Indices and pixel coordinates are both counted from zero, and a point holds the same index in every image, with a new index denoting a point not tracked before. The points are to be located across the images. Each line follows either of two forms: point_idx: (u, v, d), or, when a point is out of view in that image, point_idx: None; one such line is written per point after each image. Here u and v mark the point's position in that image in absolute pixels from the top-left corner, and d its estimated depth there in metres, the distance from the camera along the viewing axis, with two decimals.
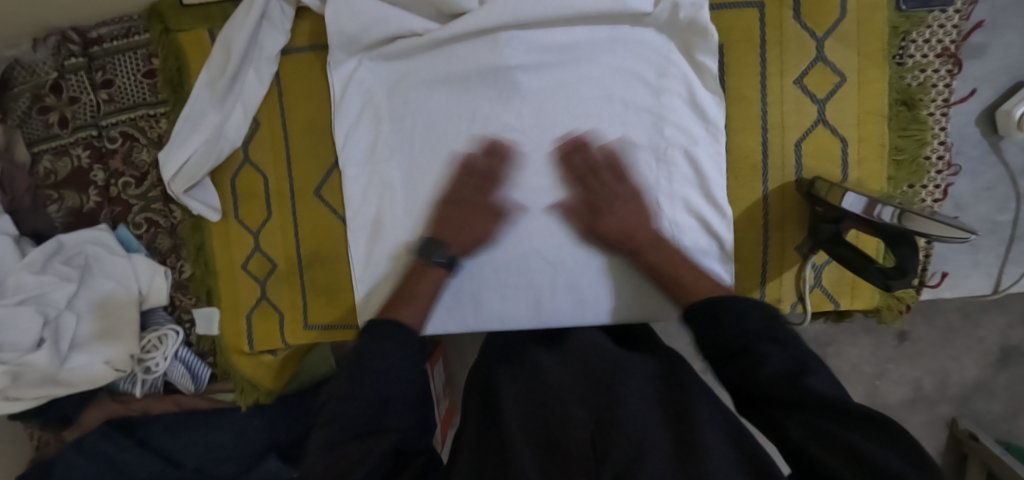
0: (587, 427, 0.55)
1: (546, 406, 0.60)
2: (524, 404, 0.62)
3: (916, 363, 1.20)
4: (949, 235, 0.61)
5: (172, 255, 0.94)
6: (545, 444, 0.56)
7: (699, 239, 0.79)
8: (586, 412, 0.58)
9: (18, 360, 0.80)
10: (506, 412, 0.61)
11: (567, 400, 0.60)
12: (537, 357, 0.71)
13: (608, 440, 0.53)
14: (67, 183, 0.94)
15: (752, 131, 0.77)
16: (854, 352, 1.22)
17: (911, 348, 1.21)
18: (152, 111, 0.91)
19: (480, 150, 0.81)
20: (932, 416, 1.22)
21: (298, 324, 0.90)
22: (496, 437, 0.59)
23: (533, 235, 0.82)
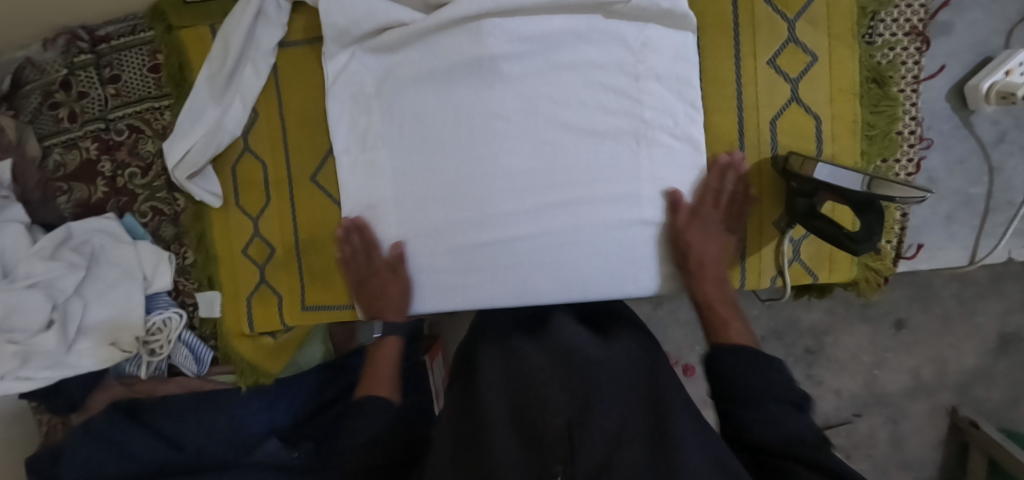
0: (563, 411, 0.60)
1: (524, 391, 0.64)
2: (506, 390, 0.66)
3: (914, 351, 1.23)
4: (908, 194, 0.63)
5: (176, 242, 0.98)
6: (525, 429, 0.61)
7: (675, 215, 0.82)
8: (564, 396, 0.61)
9: (27, 342, 0.83)
10: (486, 395, 0.65)
11: (542, 382, 0.64)
12: (516, 338, 0.75)
13: (584, 429, 0.57)
14: (77, 174, 0.99)
15: (729, 111, 0.80)
16: (852, 340, 1.25)
17: (908, 336, 1.24)
18: (157, 103, 0.96)
19: (468, 155, 0.84)
20: (933, 404, 1.25)
21: (296, 306, 0.93)
22: (476, 421, 0.64)
23: (518, 218, 0.85)
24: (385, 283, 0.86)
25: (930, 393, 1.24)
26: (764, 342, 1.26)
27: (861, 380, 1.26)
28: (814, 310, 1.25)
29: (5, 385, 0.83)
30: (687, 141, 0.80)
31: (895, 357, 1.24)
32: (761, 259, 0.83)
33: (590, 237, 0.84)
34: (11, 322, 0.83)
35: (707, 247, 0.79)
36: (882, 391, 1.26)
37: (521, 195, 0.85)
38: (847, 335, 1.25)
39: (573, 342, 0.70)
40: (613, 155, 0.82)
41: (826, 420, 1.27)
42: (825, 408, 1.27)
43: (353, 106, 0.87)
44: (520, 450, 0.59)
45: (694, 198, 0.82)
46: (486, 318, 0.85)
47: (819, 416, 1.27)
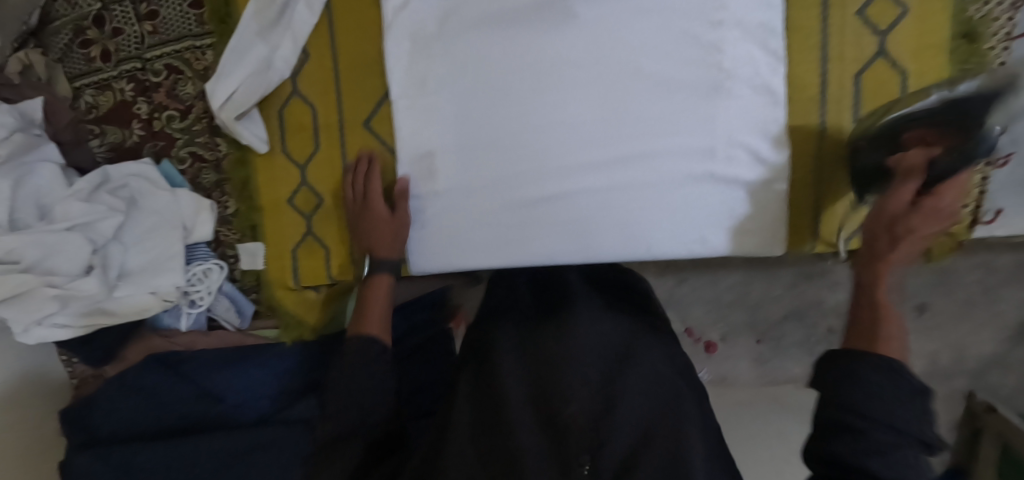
0: (585, 402, 0.59)
1: (544, 378, 0.64)
2: (525, 378, 0.66)
3: (933, 336, 1.17)
4: (989, 82, 0.56)
5: (216, 190, 0.93)
6: (543, 416, 0.60)
7: (748, 172, 0.79)
8: (583, 389, 0.61)
9: (67, 284, 0.79)
10: (507, 381, 0.65)
11: (560, 370, 0.64)
12: (538, 325, 0.74)
13: (606, 422, 0.57)
14: (109, 117, 0.94)
15: (811, 64, 0.77)
16: None
17: (929, 320, 1.17)
18: (198, 42, 0.90)
19: (541, 113, 0.81)
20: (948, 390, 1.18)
21: (344, 259, 0.90)
22: (495, 406, 0.64)
23: (582, 172, 0.82)
24: (379, 209, 0.83)
25: (948, 379, 1.18)
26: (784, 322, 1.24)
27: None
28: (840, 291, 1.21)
29: (42, 333, 0.80)
30: (766, 93, 0.77)
31: (915, 343, 1.18)
32: (833, 221, 0.81)
33: (658, 194, 0.81)
34: (50, 264, 0.79)
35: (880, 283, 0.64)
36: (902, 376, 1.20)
37: (588, 147, 0.81)
38: None
39: (586, 329, 0.69)
40: (686, 108, 0.78)
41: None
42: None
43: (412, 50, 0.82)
44: (539, 437, 0.58)
45: (773, 155, 0.79)
46: (502, 288, 0.86)
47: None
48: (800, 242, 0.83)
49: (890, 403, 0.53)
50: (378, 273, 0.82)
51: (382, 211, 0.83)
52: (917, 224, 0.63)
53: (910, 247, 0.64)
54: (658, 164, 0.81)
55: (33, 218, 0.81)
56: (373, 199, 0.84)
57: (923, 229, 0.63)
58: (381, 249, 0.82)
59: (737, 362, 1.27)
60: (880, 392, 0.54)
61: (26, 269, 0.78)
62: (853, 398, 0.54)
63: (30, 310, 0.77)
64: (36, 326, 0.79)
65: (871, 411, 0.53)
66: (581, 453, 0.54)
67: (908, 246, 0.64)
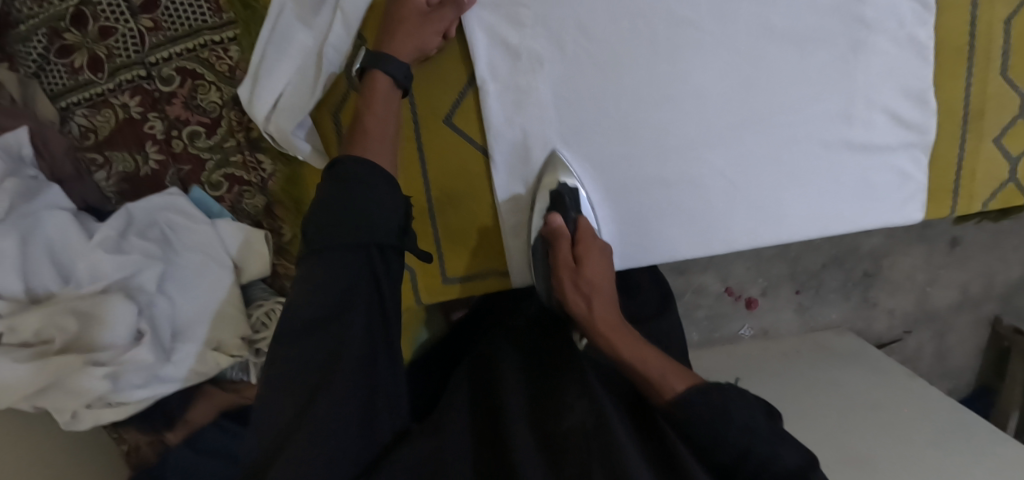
0: (581, 413, 0.56)
1: (548, 396, 0.62)
2: (527, 394, 0.63)
3: (966, 266, 1.17)
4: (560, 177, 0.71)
5: (267, 216, 0.78)
6: (540, 433, 0.57)
7: (887, 137, 0.72)
8: (584, 405, 0.58)
9: (120, 358, 0.66)
10: (507, 392, 0.63)
11: (566, 385, 0.62)
12: (541, 342, 0.73)
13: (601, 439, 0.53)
14: (113, 141, 0.77)
15: (961, 9, 0.69)
16: (909, 260, 1.17)
17: (961, 252, 1.16)
18: (217, 36, 0.73)
19: (656, 90, 0.69)
20: (976, 316, 1.20)
21: (434, 278, 0.78)
22: (499, 427, 0.59)
23: (707, 154, 0.72)
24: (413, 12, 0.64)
25: (976, 306, 1.20)
26: (824, 270, 1.16)
27: (912, 299, 1.19)
28: (875, 233, 1.16)
29: (95, 414, 0.67)
30: (907, 48, 0.68)
31: (948, 275, 1.18)
32: (976, 181, 0.75)
33: (792, 169, 0.73)
34: (90, 338, 0.65)
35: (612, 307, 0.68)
36: (933, 308, 1.20)
37: (714, 125, 0.71)
38: (906, 256, 1.16)
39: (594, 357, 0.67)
40: (822, 68, 0.69)
41: (877, 339, 1.21)
42: (877, 329, 1.20)
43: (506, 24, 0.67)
44: (540, 458, 0.54)
45: (915, 116, 0.71)
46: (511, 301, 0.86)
47: (871, 336, 1.21)
48: (941, 208, 0.77)
49: (726, 412, 0.54)
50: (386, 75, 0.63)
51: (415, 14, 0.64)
52: (599, 293, 0.68)
53: (610, 319, 0.67)
54: (762, 147, 0.72)
55: (55, 283, 0.67)
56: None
57: (602, 295, 0.68)
58: (395, 44, 0.64)
59: (780, 314, 1.18)
60: (742, 414, 0.54)
61: (61, 349, 0.65)
62: (684, 416, 0.55)
63: (75, 394, 0.65)
64: (86, 408, 0.67)
65: (738, 424, 0.53)
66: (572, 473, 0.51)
67: (605, 317, 0.67)
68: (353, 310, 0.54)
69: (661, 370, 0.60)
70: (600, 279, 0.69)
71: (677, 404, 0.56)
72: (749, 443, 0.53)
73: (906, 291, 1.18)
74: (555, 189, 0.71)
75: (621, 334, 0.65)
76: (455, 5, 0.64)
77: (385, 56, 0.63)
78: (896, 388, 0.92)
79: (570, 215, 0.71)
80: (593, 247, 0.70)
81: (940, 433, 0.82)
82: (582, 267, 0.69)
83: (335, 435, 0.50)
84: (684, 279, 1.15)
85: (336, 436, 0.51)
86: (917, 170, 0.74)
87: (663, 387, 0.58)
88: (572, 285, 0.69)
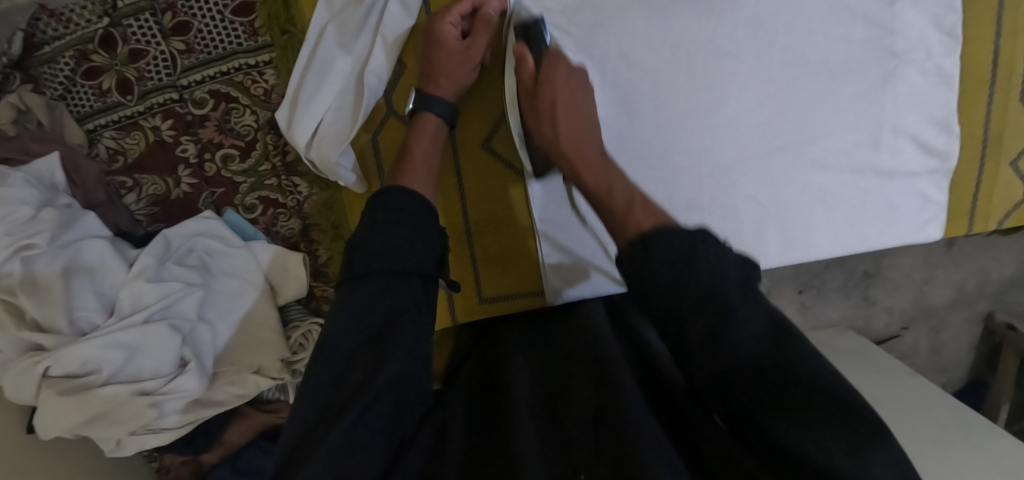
0: (591, 400, 0.52)
1: (557, 385, 0.57)
2: (535, 388, 0.58)
3: (961, 266, 1.20)
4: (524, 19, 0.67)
5: (303, 239, 0.79)
6: (550, 435, 0.49)
7: (912, 162, 0.74)
8: (594, 395, 0.52)
9: (164, 387, 0.66)
10: (513, 388, 0.57)
11: (578, 372, 0.58)
12: (548, 342, 0.68)
13: (608, 424, 0.47)
14: (144, 164, 0.77)
15: (985, 40, 0.71)
16: (907, 261, 1.20)
17: (957, 253, 1.20)
18: (252, 60, 0.72)
19: (695, 114, 0.70)
20: (970, 314, 1.24)
21: (472, 300, 0.79)
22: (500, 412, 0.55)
23: (747, 178, 0.73)
24: (456, 52, 0.66)
25: (972, 304, 1.23)
26: (825, 270, 1.20)
27: (910, 297, 1.22)
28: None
29: (138, 440, 0.68)
30: (933, 75, 0.70)
31: (945, 274, 1.21)
32: (993, 204, 0.78)
33: (824, 193, 0.75)
34: (136, 367, 0.66)
35: (582, 133, 0.64)
36: (930, 306, 1.23)
37: (750, 149, 0.72)
38: (903, 256, 1.20)
39: (607, 334, 0.64)
40: (856, 93, 0.71)
41: (877, 336, 1.24)
42: (876, 326, 1.23)
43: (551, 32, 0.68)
44: (542, 443, 0.48)
45: (940, 142, 0.73)
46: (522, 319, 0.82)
47: (871, 333, 1.24)
48: (958, 227, 0.79)
49: (689, 262, 0.48)
50: (434, 114, 0.66)
51: (457, 52, 0.66)
52: (562, 110, 0.63)
53: (574, 138, 0.63)
54: (798, 171, 0.73)
55: (99, 314, 0.67)
56: (445, 35, 0.66)
57: (569, 119, 0.64)
58: (444, 87, 0.67)
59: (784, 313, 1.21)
60: (710, 267, 0.47)
61: (106, 380, 0.65)
62: (648, 266, 0.49)
63: (121, 423, 0.65)
64: (130, 436, 0.68)
65: (706, 265, 0.48)
66: (579, 457, 0.46)
67: (569, 137, 0.63)
68: (403, 323, 0.52)
69: (630, 203, 0.58)
70: (561, 89, 0.64)
71: (641, 239, 0.52)
72: (714, 286, 0.46)
73: (904, 291, 1.21)
74: (523, 24, 0.67)
75: (588, 157, 0.63)
76: (488, 28, 0.66)
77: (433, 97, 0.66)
78: (899, 388, 0.95)
79: (540, 42, 0.66)
80: (559, 66, 0.65)
81: (941, 433, 0.84)
82: (545, 79, 0.64)
83: (364, 447, 0.44)
84: None
85: (361, 441, 0.44)
86: (939, 193, 0.76)
87: (627, 222, 0.56)
88: (531, 102, 0.65)
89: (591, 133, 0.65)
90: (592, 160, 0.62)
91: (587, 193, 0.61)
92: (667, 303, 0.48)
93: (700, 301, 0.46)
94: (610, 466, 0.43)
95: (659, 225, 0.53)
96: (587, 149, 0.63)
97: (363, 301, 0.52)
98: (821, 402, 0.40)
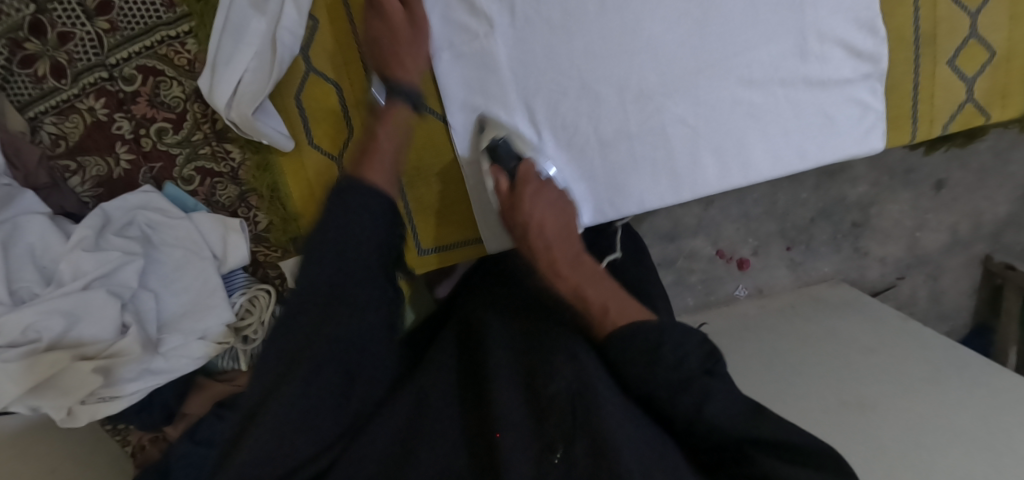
0: (570, 380, 0.55)
1: (534, 358, 0.59)
2: (510, 358, 0.61)
3: (952, 209, 1.16)
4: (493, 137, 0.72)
5: (241, 205, 0.81)
6: (532, 413, 0.55)
7: (843, 69, 0.73)
8: (572, 368, 0.56)
9: (107, 350, 0.68)
10: (490, 360, 0.61)
11: (557, 340, 0.60)
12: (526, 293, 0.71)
13: (588, 412, 0.52)
14: (85, 146, 0.78)
15: None
16: (895, 208, 1.16)
17: (947, 196, 1.16)
18: (173, 31, 0.74)
19: (612, 41, 0.70)
20: (967, 257, 1.20)
21: (409, 252, 0.81)
22: (482, 399, 0.59)
23: (676, 99, 0.73)
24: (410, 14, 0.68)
25: (967, 247, 1.19)
26: (813, 225, 1.15)
27: (903, 245, 1.19)
28: (860, 183, 1.14)
29: (91, 409, 0.69)
30: None
31: (936, 218, 1.17)
32: (934, 106, 0.76)
33: (759, 113, 0.74)
34: (78, 334, 0.67)
35: (564, 243, 0.68)
36: (923, 252, 1.19)
37: (673, 69, 0.71)
38: (892, 203, 1.16)
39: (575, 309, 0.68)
40: (774, 6, 0.70)
41: (871, 287, 1.20)
42: (870, 277, 1.19)
43: (525, 137, 0.73)
44: (526, 425, 0.54)
45: (868, 45, 0.72)
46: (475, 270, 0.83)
47: (866, 285, 1.20)
48: (901, 134, 0.78)
49: (658, 345, 0.54)
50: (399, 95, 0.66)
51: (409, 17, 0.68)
52: (540, 224, 0.68)
53: (550, 252, 0.67)
54: (730, 90, 0.73)
55: (39, 284, 0.69)
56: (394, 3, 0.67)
57: (548, 231, 0.68)
58: (409, 48, 0.67)
59: (773, 271, 1.16)
60: (678, 353, 0.54)
61: (49, 347, 0.66)
62: (623, 346, 0.56)
63: (70, 390, 0.66)
64: (81, 406, 0.69)
65: (692, 346, 0.55)
66: (558, 439, 0.52)
67: (546, 253, 0.67)
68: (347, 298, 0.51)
69: (604, 308, 0.60)
70: (532, 211, 0.68)
71: (614, 335, 0.56)
72: (687, 375, 0.53)
73: (896, 238, 1.18)
74: (490, 146, 0.72)
75: (568, 274, 0.65)
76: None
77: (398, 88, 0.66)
78: (895, 336, 0.91)
79: (510, 163, 0.71)
80: (530, 185, 0.70)
81: (936, 373, 0.82)
82: (516, 205, 0.69)
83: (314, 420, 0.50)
84: (674, 248, 1.13)
85: (312, 411, 0.50)
86: (877, 101, 0.75)
87: (604, 321, 0.59)
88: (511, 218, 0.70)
89: (571, 247, 0.68)
90: (574, 259, 0.67)
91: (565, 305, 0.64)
92: (649, 363, 0.54)
93: (680, 384, 0.53)
94: (589, 455, 0.50)
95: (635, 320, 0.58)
96: (570, 253, 0.67)
97: (313, 268, 0.51)
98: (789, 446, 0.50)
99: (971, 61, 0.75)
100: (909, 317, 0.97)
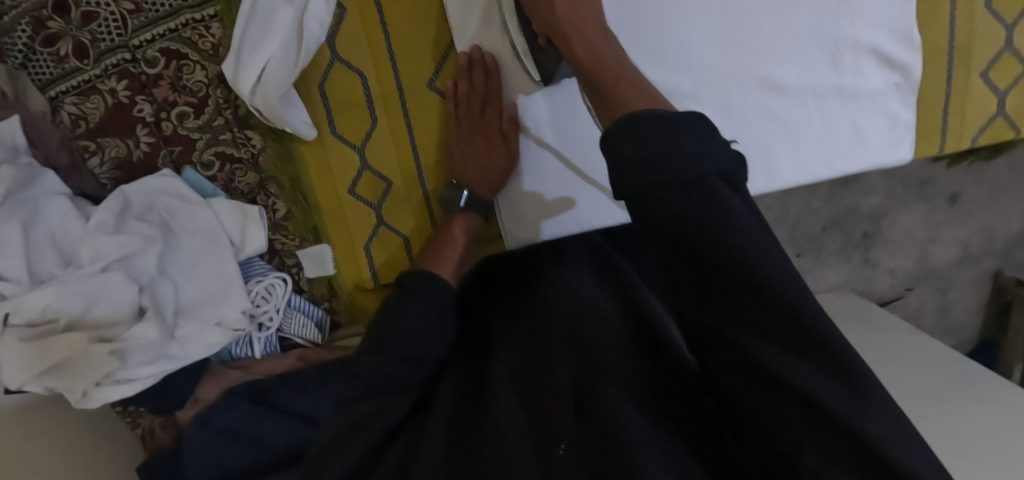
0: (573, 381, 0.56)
1: (539, 363, 0.61)
2: (518, 364, 0.62)
3: (966, 223, 1.16)
4: None
5: (260, 192, 0.81)
6: (534, 412, 0.56)
7: (875, 79, 0.73)
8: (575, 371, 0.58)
9: (123, 333, 0.68)
10: (496, 369, 0.62)
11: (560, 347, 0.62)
12: (544, 292, 0.71)
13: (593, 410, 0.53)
14: (106, 128, 0.77)
15: None
16: (908, 220, 1.15)
17: (961, 209, 1.15)
18: (198, 14, 0.74)
19: (646, 38, 0.68)
20: (978, 272, 1.19)
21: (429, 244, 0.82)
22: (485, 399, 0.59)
23: (705, 97, 0.71)
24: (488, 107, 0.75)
25: (978, 262, 1.18)
26: (824, 232, 1.13)
27: (913, 257, 1.17)
28: (873, 193, 1.14)
29: (105, 392, 0.68)
30: None
31: (948, 231, 1.16)
32: (965, 119, 0.75)
33: (789, 119, 0.73)
34: (95, 316, 0.67)
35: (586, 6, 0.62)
36: (934, 266, 1.18)
37: (704, 67, 0.70)
38: (905, 215, 1.14)
39: (590, 300, 0.68)
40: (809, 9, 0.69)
41: (879, 299, 1.19)
42: (879, 288, 1.18)
43: None
44: (527, 423, 0.55)
45: (903, 56, 0.72)
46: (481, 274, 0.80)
47: (874, 296, 1.19)
48: (930, 147, 0.77)
49: (674, 132, 0.45)
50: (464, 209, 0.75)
51: (492, 129, 0.75)
52: None
53: (572, 11, 0.60)
54: (760, 92, 0.72)
55: (58, 266, 0.68)
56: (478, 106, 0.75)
57: None
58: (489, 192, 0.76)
59: None
60: (691, 131, 0.45)
61: (66, 327, 0.65)
62: (637, 156, 0.45)
63: (84, 374, 0.65)
64: (96, 387, 0.67)
65: (730, 230, 0.43)
66: (562, 438, 0.52)
67: (567, 9, 0.60)
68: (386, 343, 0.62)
69: (620, 89, 0.53)
70: None
71: (617, 123, 0.49)
72: (698, 177, 0.44)
73: (908, 251, 1.16)
74: None
75: (580, 26, 0.60)
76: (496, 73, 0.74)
77: (472, 198, 0.74)
78: (905, 349, 0.90)
79: None
80: None
81: (944, 385, 0.82)
82: None
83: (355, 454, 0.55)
84: None
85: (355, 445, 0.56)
86: (906, 111, 0.74)
87: (614, 102, 0.52)
88: None
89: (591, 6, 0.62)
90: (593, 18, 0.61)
91: (579, 68, 0.58)
92: (657, 204, 0.44)
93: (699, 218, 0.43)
94: (592, 450, 0.50)
95: (648, 108, 0.49)
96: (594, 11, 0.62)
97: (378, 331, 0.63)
98: (813, 344, 0.41)
99: (1004, 74, 0.74)
100: (919, 330, 0.97)
